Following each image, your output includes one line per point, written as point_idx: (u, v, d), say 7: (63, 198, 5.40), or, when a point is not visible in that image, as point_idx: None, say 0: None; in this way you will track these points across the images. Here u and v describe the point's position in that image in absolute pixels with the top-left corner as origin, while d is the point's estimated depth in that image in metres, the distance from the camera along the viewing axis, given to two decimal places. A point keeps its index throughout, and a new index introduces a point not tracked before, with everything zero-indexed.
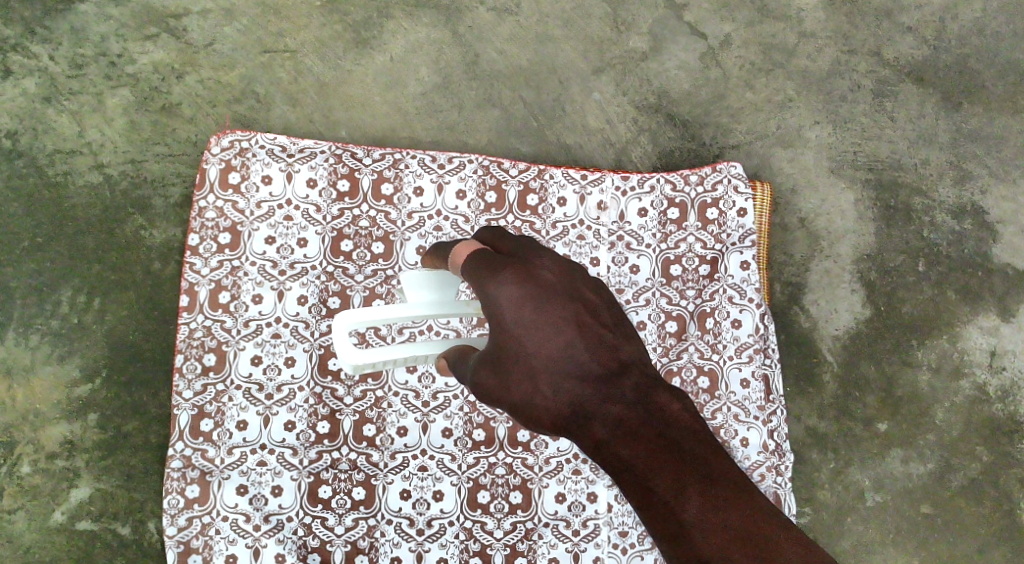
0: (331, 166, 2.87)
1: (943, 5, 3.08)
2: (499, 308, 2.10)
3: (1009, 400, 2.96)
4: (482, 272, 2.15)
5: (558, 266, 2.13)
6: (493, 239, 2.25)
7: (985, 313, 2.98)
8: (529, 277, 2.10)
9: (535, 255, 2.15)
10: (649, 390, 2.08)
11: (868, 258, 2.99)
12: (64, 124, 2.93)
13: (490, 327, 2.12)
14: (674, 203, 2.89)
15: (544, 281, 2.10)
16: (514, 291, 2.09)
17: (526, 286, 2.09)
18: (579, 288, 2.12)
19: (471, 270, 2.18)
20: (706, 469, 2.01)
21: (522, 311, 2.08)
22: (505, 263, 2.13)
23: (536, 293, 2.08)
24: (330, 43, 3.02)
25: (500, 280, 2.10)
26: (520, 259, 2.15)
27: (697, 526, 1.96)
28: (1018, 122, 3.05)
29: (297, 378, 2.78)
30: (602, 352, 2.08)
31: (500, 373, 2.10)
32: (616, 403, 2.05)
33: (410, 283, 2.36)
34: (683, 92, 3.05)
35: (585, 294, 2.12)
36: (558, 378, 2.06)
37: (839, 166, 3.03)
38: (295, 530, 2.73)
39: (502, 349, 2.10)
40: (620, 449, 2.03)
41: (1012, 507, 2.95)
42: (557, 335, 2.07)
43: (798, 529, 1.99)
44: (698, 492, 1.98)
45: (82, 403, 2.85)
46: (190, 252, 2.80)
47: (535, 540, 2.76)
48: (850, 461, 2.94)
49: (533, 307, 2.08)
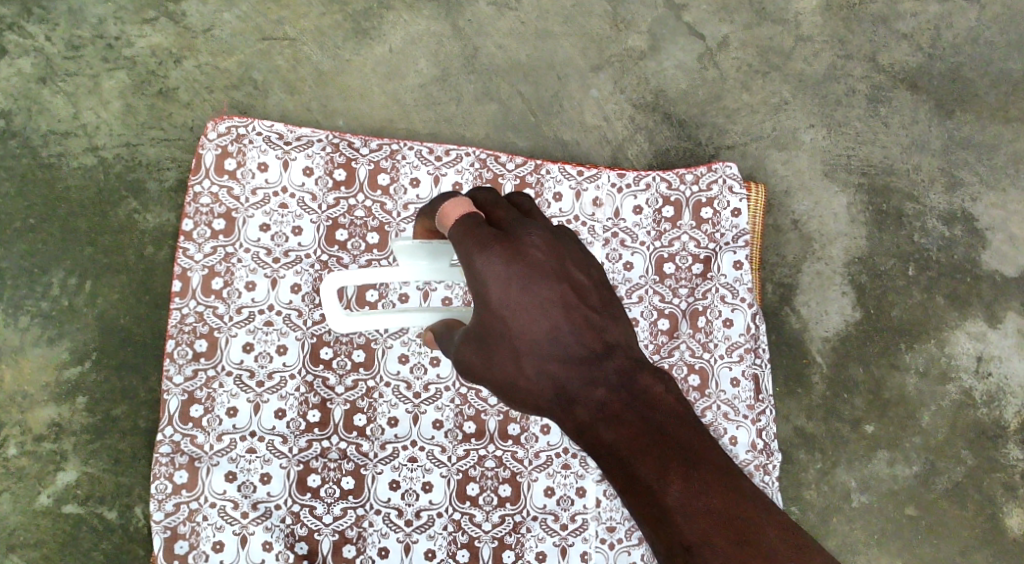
0: (328, 154, 2.86)
1: (940, 13, 3.10)
2: (483, 285, 2.06)
3: (995, 405, 2.99)
4: (468, 242, 2.08)
5: (546, 243, 2.09)
6: (481, 205, 2.18)
7: (973, 319, 3.01)
8: (517, 255, 2.06)
9: (523, 229, 2.10)
10: (634, 372, 2.07)
11: (859, 261, 3.02)
12: (59, 105, 2.91)
13: (474, 303, 2.09)
14: (669, 201, 2.90)
15: (532, 259, 2.06)
16: (500, 269, 2.05)
17: (513, 265, 2.05)
18: (567, 268, 2.09)
19: (457, 240, 2.11)
20: (689, 453, 2.00)
21: (508, 290, 2.05)
22: (492, 237, 2.07)
23: (523, 272, 2.05)
24: (329, 33, 3.01)
25: (486, 256, 2.06)
26: (507, 233, 2.09)
27: (680, 510, 1.95)
28: (1010, 130, 3.08)
29: (289, 366, 2.77)
30: (587, 334, 2.07)
31: (483, 352, 2.10)
32: (600, 387, 2.05)
33: (404, 254, 2.26)
34: (680, 92, 3.07)
35: (573, 273, 2.10)
36: (541, 360, 2.06)
37: (833, 169, 3.06)
38: (283, 517, 2.72)
39: (487, 328, 2.08)
40: (603, 433, 2.03)
41: (995, 511, 2.97)
42: (542, 317, 2.06)
43: (782, 513, 1.99)
44: (682, 475, 1.98)
45: (71, 386, 2.84)
46: (184, 238, 2.79)
47: (523, 533, 2.76)
48: (837, 461, 2.97)
49: (520, 287, 2.05)
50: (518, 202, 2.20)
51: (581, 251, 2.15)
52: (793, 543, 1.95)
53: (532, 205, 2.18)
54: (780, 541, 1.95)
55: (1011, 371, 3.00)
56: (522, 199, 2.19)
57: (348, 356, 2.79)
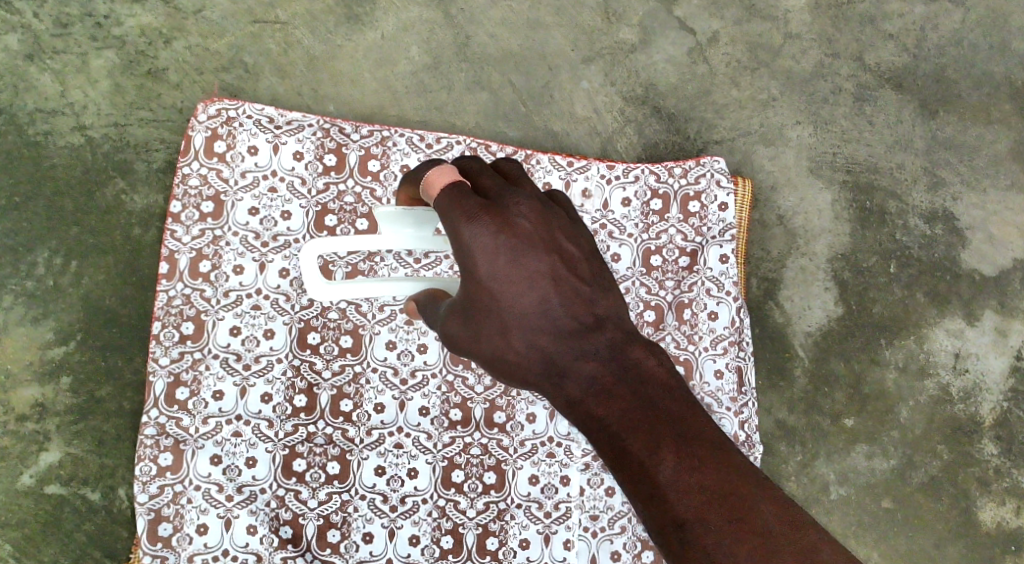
0: (319, 139, 2.85)
1: (925, 15, 3.14)
2: (471, 258, 2.04)
3: (971, 402, 3.05)
4: (454, 212, 2.05)
5: (535, 213, 2.06)
6: (466, 172, 2.13)
7: (951, 316, 3.06)
8: (505, 226, 2.04)
9: (511, 197, 2.06)
10: (624, 346, 2.08)
11: (842, 258, 3.06)
12: (46, 83, 2.88)
13: (462, 275, 2.08)
14: (657, 194, 2.92)
15: (520, 230, 2.04)
16: (489, 242, 2.03)
17: (502, 237, 2.03)
18: (557, 238, 2.08)
19: (443, 210, 2.07)
20: (681, 428, 1.99)
21: (496, 263, 2.04)
22: (479, 207, 2.04)
23: (511, 244, 2.04)
24: (321, 17, 3.00)
25: (474, 227, 2.03)
26: (495, 203, 2.06)
27: (671, 486, 1.94)
28: (991, 132, 3.13)
29: (276, 350, 2.77)
30: (576, 306, 2.08)
31: (471, 324, 2.11)
32: (591, 361, 2.06)
33: (386, 222, 2.25)
34: (670, 85, 3.09)
35: (563, 244, 2.08)
36: (530, 334, 2.07)
37: (819, 166, 3.09)
38: (268, 501, 2.72)
39: (475, 303, 2.08)
40: (593, 408, 2.04)
41: (969, 505, 3.03)
42: (532, 290, 2.06)
43: (778, 488, 1.97)
44: (673, 451, 1.97)
45: (54, 366, 2.82)
46: (172, 219, 2.78)
47: (507, 520, 2.78)
48: (817, 454, 3.02)
49: (508, 259, 2.04)
50: (503, 166, 2.15)
51: (571, 219, 2.13)
52: (787, 519, 1.93)
53: (519, 170, 2.14)
54: (774, 517, 1.92)
55: (987, 368, 3.05)
56: (508, 164, 2.15)
57: (335, 342, 2.79)
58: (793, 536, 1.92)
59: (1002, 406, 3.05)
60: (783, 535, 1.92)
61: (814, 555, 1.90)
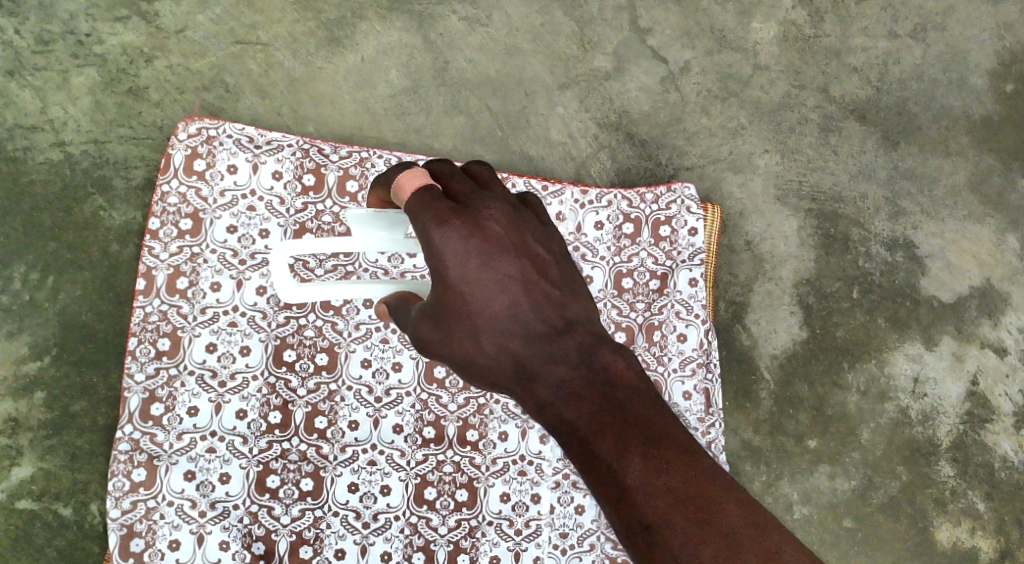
0: (298, 159, 2.89)
1: (888, 50, 3.25)
2: (442, 261, 2.07)
3: (929, 424, 3.13)
4: (425, 217, 2.08)
5: (505, 216, 2.10)
6: (437, 176, 2.14)
7: (911, 341, 3.15)
8: (475, 230, 2.08)
9: (481, 201, 2.10)
10: (593, 349, 2.10)
11: (807, 283, 3.15)
12: (27, 99, 2.92)
13: (432, 278, 2.10)
14: (629, 218, 2.99)
15: (491, 234, 2.08)
16: (460, 245, 2.07)
17: (472, 240, 2.07)
18: (527, 242, 2.12)
19: (414, 214, 2.09)
20: (650, 431, 2.02)
21: (467, 267, 2.07)
22: (450, 211, 2.08)
23: (482, 248, 2.07)
24: (302, 39, 3.05)
25: (444, 231, 2.07)
26: (465, 207, 2.09)
27: (640, 489, 1.98)
28: (950, 163, 3.23)
29: (252, 367, 2.80)
30: (546, 310, 2.11)
31: (440, 328, 2.13)
32: (561, 364, 2.09)
33: (358, 224, 2.29)
34: (642, 113, 3.17)
35: (533, 248, 2.12)
36: (501, 337, 2.10)
37: (785, 194, 3.18)
38: (240, 517, 2.74)
39: (445, 305, 2.10)
40: (563, 411, 2.07)
41: (926, 525, 3.11)
42: (502, 294, 2.09)
43: (744, 489, 2.02)
44: (642, 454, 2.00)
45: (29, 381, 2.83)
46: (150, 236, 2.81)
47: (478, 537, 2.82)
48: (781, 474, 3.09)
49: (479, 263, 2.07)
50: (474, 169, 2.17)
51: (541, 222, 2.17)
52: (752, 520, 1.98)
53: (490, 173, 2.16)
54: (739, 518, 1.97)
55: (945, 393, 3.14)
56: (479, 168, 2.17)
57: (310, 359, 2.82)
58: (758, 536, 1.97)
59: (959, 429, 3.14)
60: (749, 536, 1.97)
61: (778, 555, 1.96)
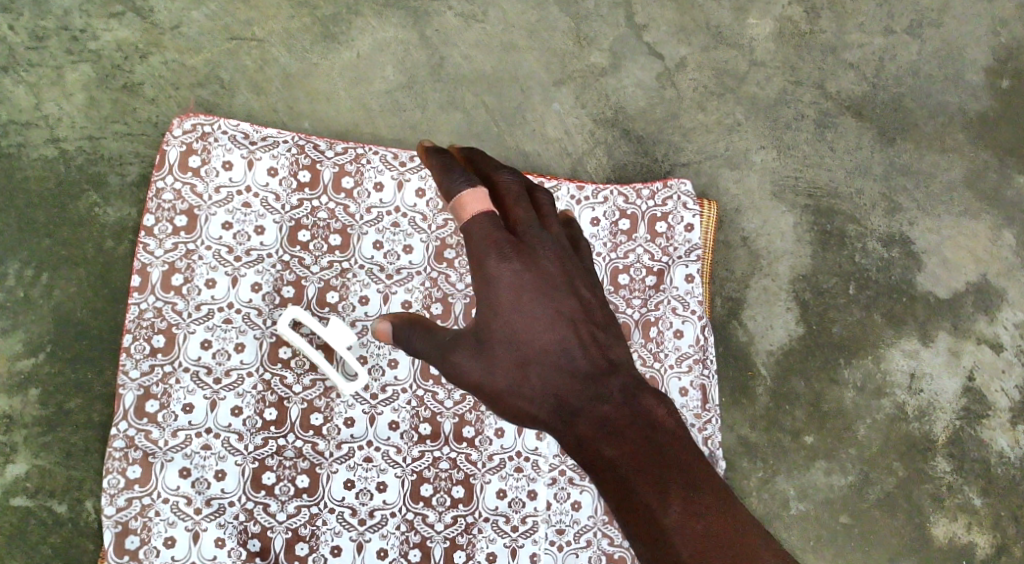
0: (293, 156, 2.89)
1: (884, 46, 3.25)
2: (493, 290, 2.12)
3: (926, 420, 3.13)
4: (483, 243, 2.10)
5: (559, 255, 2.15)
6: (499, 198, 2.14)
7: (908, 337, 3.15)
8: (529, 265, 2.12)
9: (538, 237, 2.14)
10: (636, 392, 2.09)
11: (803, 279, 3.15)
12: (21, 95, 2.91)
13: (481, 305, 2.13)
14: (625, 214, 2.99)
15: (544, 271, 2.13)
16: (513, 278, 2.11)
17: (526, 275, 2.12)
18: (576, 283, 2.16)
19: (472, 237, 2.11)
20: (690, 475, 2.00)
21: (519, 298, 2.12)
22: (508, 243, 2.11)
23: (534, 283, 2.12)
24: (297, 36, 3.05)
25: (501, 261, 2.11)
26: (523, 240, 2.13)
27: (678, 530, 1.95)
28: (946, 159, 3.23)
29: (247, 364, 2.78)
30: (592, 351, 2.13)
31: (482, 357, 2.13)
32: (604, 404, 2.07)
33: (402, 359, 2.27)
34: (638, 109, 3.17)
35: (581, 289, 2.17)
36: (546, 371, 2.11)
37: (781, 190, 3.18)
38: (236, 514, 2.73)
39: (492, 335, 2.13)
40: (603, 449, 2.03)
41: (923, 521, 3.11)
42: (550, 329, 2.12)
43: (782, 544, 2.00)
44: (683, 499, 1.97)
45: (23, 378, 2.82)
46: (145, 233, 2.80)
47: (474, 534, 2.81)
48: (777, 470, 3.09)
49: (531, 297, 2.12)
50: (535, 196, 2.18)
51: (589, 266, 2.22)
52: None
53: (550, 204, 2.18)
54: None
55: (941, 388, 3.14)
56: (540, 196, 2.18)
57: (307, 356, 2.81)
58: None
59: (955, 424, 3.14)
60: None
61: None
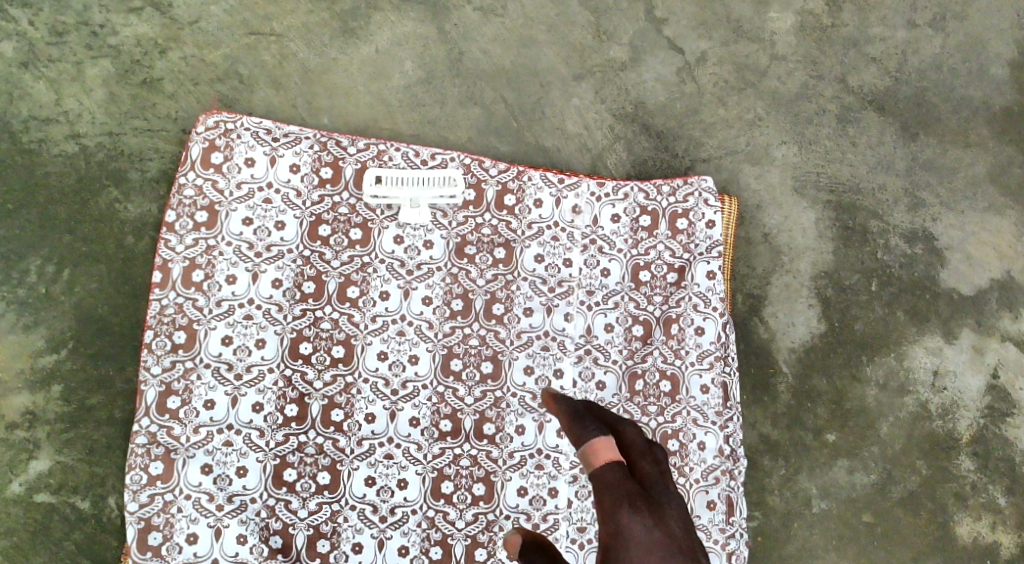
0: (316, 153, 2.88)
1: (906, 39, 3.22)
2: (624, 540, 2.48)
3: (949, 418, 3.11)
4: (618, 491, 2.53)
5: (681, 514, 2.53)
6: (627, 452, 2.61)
7: (931, 334, 3.13)
8: (656, 515, 2.51)
9: (659, 491, 2.55)
10: None
11: (825, 275, 3.13)
12: (41, 91, 2.90)
13: (607, 541, 2.51)
14: (646, 210, 2.97)
15: (663, 520, 2.50)
16: (645, 533, 2.48)
17: (654, 529, 2.49)
18: (688, 542, 2.50)
19: (604, 485, 2.54)
20: None
21: (651, 545, 2.47)
22: (636, 495, 2.52)
23: (665, 540, 2.48)
24: (316, 30, 3.03)
25: (630, 513, 2.50)
26: (643, 490, 2.54)
27: None
28: (970, 154, 3.20)
29: (268, 360, 2.78)
30: None
31: None
32: None
33: None
34: (659, 104, 3.15)
35: (692, 552, 2.48)
36: None
37: (803, 186, 3.16)
38: (258, 511, 2.73)
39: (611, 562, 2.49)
40: None
41: (946, 519, 3.09)
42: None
43: None
44: None
45: (45, 374, 2.82)
46: (166, 229, 2.80)
47: (496, 531, 2.80)
48: (799, 468, 3.07)
49: (661, 546, 2.47)
50: (656, 449, 2.63)
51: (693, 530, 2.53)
52: None
53: (665, 459, 2.63)
54: None
55: (964, 386, 3.12)
56: (661, 452, 2.63)
57: (327, 352, 2.81)
58: None
59: (979, 422, 3.12)
60: None
61: None
